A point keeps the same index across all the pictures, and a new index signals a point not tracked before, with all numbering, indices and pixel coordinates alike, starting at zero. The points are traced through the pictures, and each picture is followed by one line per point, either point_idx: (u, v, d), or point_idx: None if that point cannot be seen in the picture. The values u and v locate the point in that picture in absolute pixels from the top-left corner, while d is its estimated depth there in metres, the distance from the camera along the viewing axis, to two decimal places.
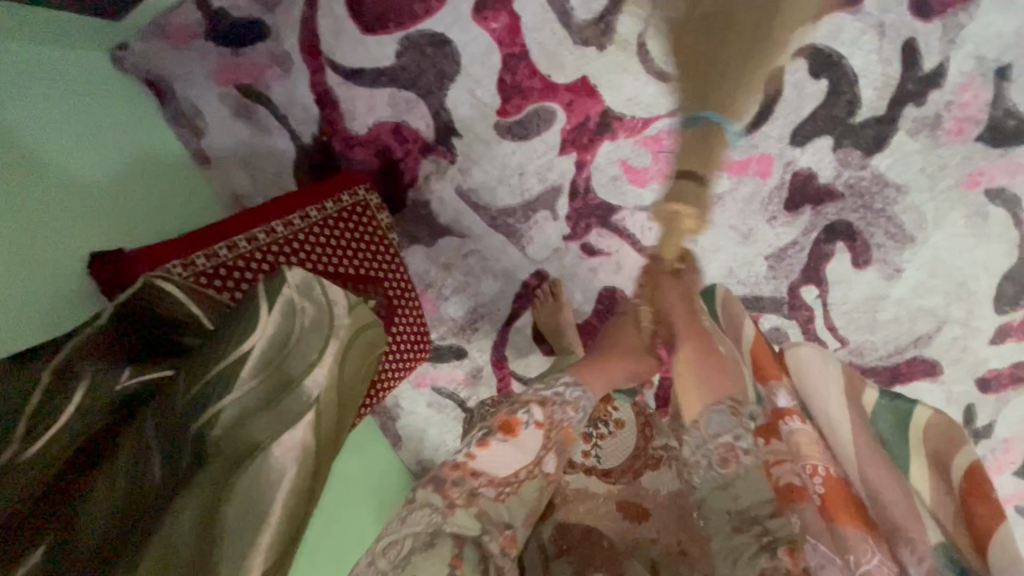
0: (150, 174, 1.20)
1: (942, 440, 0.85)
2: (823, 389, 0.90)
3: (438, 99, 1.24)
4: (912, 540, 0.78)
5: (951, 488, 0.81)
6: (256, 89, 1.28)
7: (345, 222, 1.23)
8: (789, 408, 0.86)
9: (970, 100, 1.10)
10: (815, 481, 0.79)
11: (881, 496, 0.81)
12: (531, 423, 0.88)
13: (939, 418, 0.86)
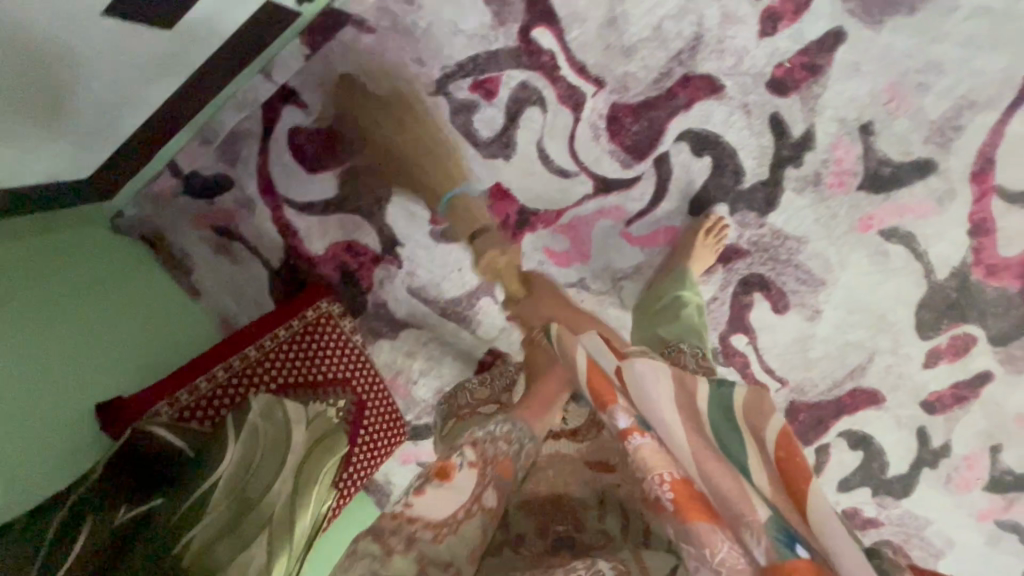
0: (155, 313, 1.40)
1: (751, 412, 0.72)
2: (658, 390, 0.79)
3: (379, 217, 1.43)
4: (752, 521, 0.67)
5: (770, 458, 0.69)
6: (229, 228, 1.49)
7: (311, 335, 1.39)
8: (630, 426, 0.80)
9: (843, 156, 1.21)
10: (666, 487, 0.73)
11: (723, 490, 0.70)
12: (464, 468, 0.89)
13: (750, 394, 0.73)
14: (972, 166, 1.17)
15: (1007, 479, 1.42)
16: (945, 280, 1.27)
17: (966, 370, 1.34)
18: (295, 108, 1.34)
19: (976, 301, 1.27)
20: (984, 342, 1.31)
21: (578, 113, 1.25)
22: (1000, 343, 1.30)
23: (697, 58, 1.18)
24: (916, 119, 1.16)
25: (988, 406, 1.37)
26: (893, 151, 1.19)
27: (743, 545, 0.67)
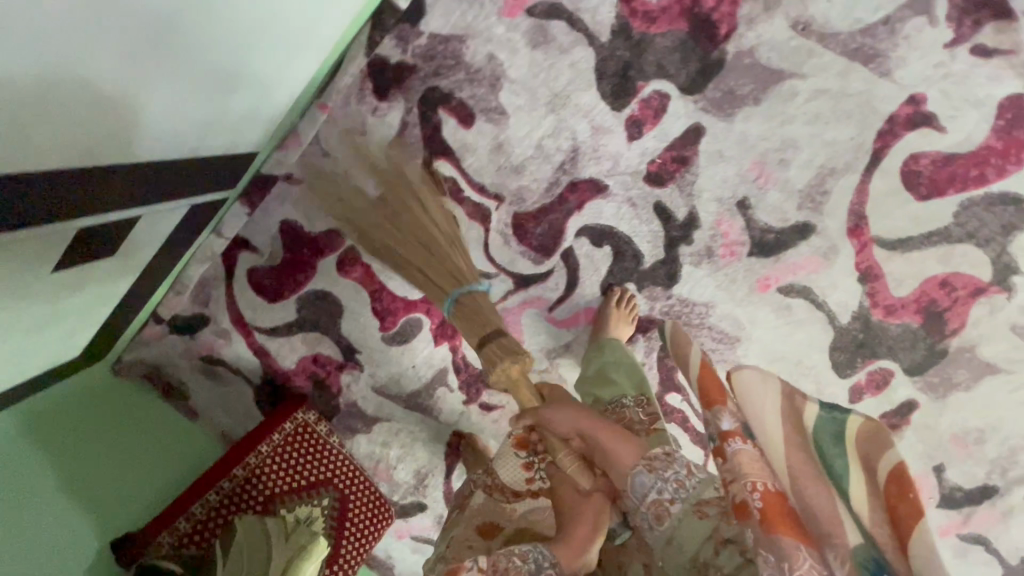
0: (163, 447, 1.58)
1: (873, 447, 0.73)
2: (761, 400, 0.77)
3: (336, 331, 1.60)
4: (839, 543, 0.72)
5: (878, 485, 0.71)
6: (212, 355, 1.67)
7: (291, 445, 1.56)
8: (731, 430, 0.81)
9: (728, 230, 1.32)
10: (756, 497, 0.74)
11: (809, 507, 0.74)
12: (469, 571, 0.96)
13: (867, 423, 0.74)
14: (847, 223, 1.27)
15: (958, 494, 1.47)
16: (850, 323, 1.36)
17: (891, 400, 1.41)
18: (249, 252, 1.54)
19: (883, 338, 1.35)
20: (901, 373, 1.38)
21: (487, 224, 1.41)
22: (916, 373, 1.37)
23: (578, 166, 1.32)
24: (785, 190, 1.27)
25: (922, 430, 1.43)
26: (771, 220, 1.29)
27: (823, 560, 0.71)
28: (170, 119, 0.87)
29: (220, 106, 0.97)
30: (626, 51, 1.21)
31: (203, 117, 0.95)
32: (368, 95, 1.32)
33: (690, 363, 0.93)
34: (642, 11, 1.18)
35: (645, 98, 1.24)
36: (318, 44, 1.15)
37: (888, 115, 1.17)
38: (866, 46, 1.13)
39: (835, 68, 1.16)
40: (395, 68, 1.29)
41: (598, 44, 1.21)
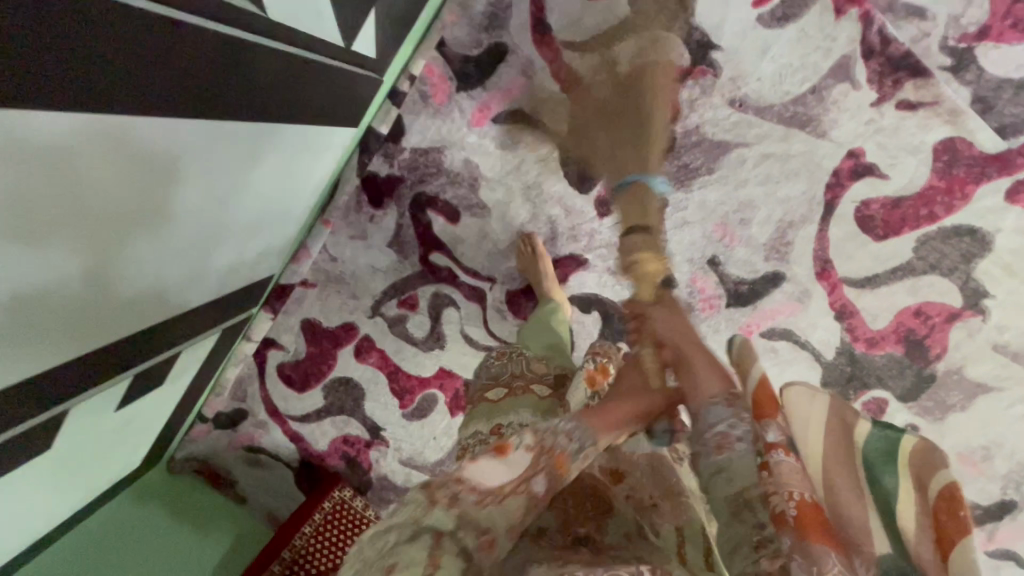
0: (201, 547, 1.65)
1: (923, 470, 0.60)
2: (804, 426, 0.66)
3: (360, 411, 1.73)
4: (866, 550, 0.59)
5: (927, 509, 0.58)
6: (252, 444, 1.82)
7: (332, 523, 1.66)
8: (776, 441, 0.62)
9: (704, 286, 1.41)
10: (792, 505, 0.57)
11: (844, 515, 0.61)
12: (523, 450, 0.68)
13: (920, 445, 0.62)
14: (814, 268, 1.35)
15: (978, 512, 1.46)
16: (836, 358, 1.41)
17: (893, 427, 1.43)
18: (277, 349, 1.71)
19: (870, 368, 1.40)
20: (896, 400, 1.41)
21: (483, 303, 1.54)
22: (910, 399, 1.40)
23: (557, 245, 1.45)
24: (750, 245, 1.36)
25: None
26: (742, 273, 1.38)
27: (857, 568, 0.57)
28: (202, 242, 0.96)
29: (238, 194, 0.97)
30: (585, 142, 1.35)
31: (232, 224, 1.02)
32: (365, 205, 1.50)
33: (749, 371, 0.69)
34: (593, 106, 1.32)
35: (609, 179, 1.37)
36: (322, 149, 1.24)
37: (833, 169, 1.27)
38: (799, 114, 1.24)
39: (775, 135, 1.27)
40: (386, 179, 1.46)
41: (559, 139, 1.36)
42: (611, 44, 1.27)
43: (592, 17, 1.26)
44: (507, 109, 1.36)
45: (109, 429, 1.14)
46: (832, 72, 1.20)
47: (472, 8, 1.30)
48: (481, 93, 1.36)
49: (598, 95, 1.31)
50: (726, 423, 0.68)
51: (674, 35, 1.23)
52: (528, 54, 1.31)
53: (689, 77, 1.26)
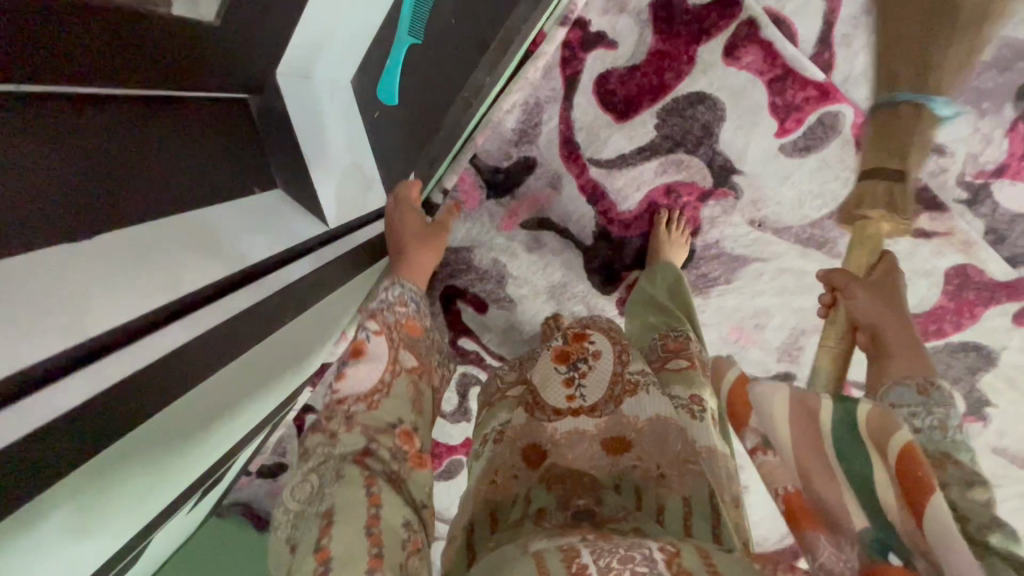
0: None
1: (878, 431, 0.58)
2: (773, 425, 0.63)
3: None
4: (851, 526, 0.60)
5: (888, 461, 0.57)
6: None
7: None
8: (755, 445, 0.67)
9: None
10: (781, 494, 0.63)
11: (825, 500, 0.61)
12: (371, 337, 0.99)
13: (873, 411, 0.59)
14: None
15: None
16: None
17: None
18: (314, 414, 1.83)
19: None
20: None
21: None
22: None
23: None
24: (764, 347, 1.43)
25: None
26: (756, 373, 1.45)
27: (840, 545, 0.60)
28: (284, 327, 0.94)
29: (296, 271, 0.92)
30: (608, 250, 1.42)
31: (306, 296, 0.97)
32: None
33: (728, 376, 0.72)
34: (617, 219, 1.39)
35: (630, 283, 1.44)
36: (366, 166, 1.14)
37: None
38: (816, 236, 1.30)
39: (793, 252, 1.32)
40: None
41: (583, 245, 1.43)
42: (637, 163, 1.32)
43: (619, 137, 1.31)
44: (536, 216, 1.42)
45: (184, 517, 1.28)
46: None
47: (503, 124, 1.34)
48: (510, 201, 1.42)
49: (623, 209, 1.37)
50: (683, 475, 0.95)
51: (697, 159, 1.28)
52: (555, 168, 1.36)
53: (710, 197, 1.31)
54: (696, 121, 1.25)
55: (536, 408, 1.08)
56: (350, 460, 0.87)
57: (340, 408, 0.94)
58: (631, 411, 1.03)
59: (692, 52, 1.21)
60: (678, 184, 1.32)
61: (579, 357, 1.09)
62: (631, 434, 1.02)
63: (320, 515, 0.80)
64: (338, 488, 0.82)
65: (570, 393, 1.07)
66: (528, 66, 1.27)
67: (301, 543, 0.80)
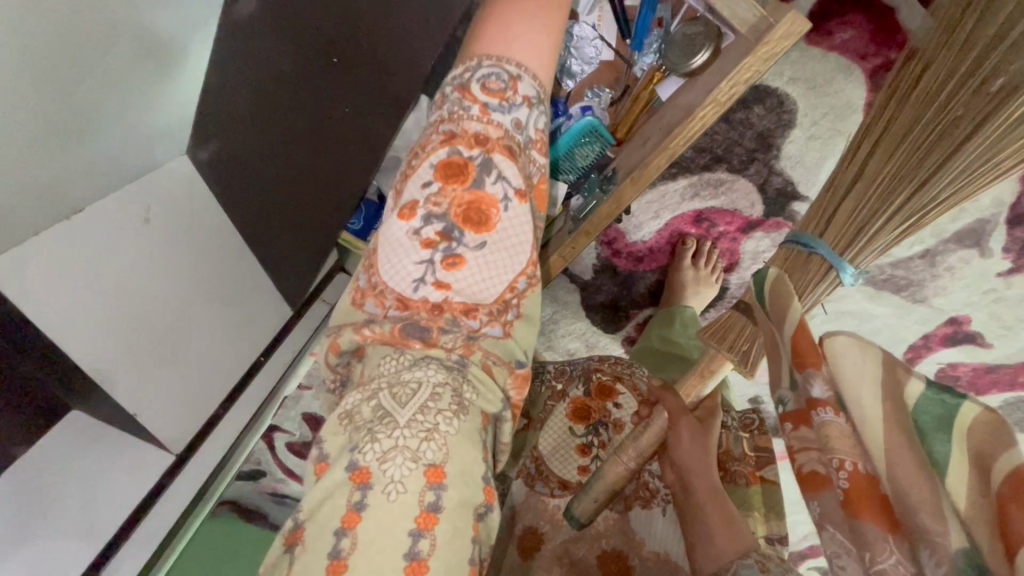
0: None
1: (992, 445, 0.34)
2: (855, 380, 0.40)
3: None
4: (939, 542, 0.34)
5: (987, 490, 0.33)
6: None
7: None
8: (822, 397, 0.41)
9: None
10: (840, 478, 0.39)
11: (905, 496, 0.36)
12: (507, 201, 0.48)
13: (985, 417, 0.35)
14: None
15: None
16: None
17: None
18: None
19: None
20: None
21: None
22: None
23: None
24: None
25: None
26: None
27: (916, 559, 0.36)
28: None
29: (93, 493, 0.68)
30: (614, 287, 1.06)
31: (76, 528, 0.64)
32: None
33: (787, 317, 0.48)
34: (626, 250, 1.02)
35: (642, 320, 1.09)
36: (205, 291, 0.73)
37: (923, 332, 1.02)
38: (897, 277, 0.96)
39: (863, 293, 0.99)
40: None
41: (582, 280, 1.07)
42: (658, 183, 0.92)
43: None
44: None
45: None
46: (958, 236, 0.89)
47: None
48: None
49: (635, 239, 1.00)
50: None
51: (744, 180, 0.89)
52: None
53: (757, 228, 0.94)
54: (749, 129, 0.85)
55: (530, 478, 0.73)
56: (462, 358, 0.48)
57: (458, 321, 0.49)
58: (638, 529, 0.69)
59: None
60: (712, 211, 0.94)
61: (602, 419, 0.76)
62: (634, 561, 0.67)
63: (419, 458, 0.43)
64: (459, 429, 0.45)
65: (582, 464, 0.74)
66: None
67: (383, 477, 0.42)
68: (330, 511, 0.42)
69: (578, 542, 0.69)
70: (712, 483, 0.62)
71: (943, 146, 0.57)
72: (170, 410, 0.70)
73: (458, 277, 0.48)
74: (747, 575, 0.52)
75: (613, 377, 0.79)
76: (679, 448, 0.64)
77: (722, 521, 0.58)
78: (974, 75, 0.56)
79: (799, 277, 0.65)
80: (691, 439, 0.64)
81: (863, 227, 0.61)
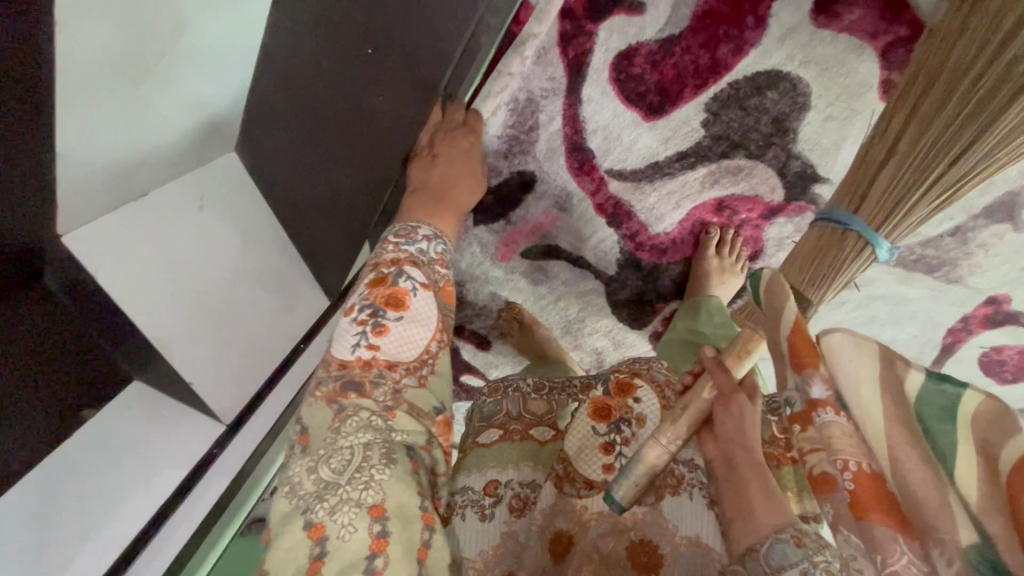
0: None
1: (990, 435, 0.40)
2: (853, 379, 0.45)
3: None
4: (949, 539, 0.39)
5: (995, 479, 0.39)
6: None
7: None
8: (822, 398, 0.46)
9: None
10: (845, 478, 0.43)
11: (912, 489, 0.41)
12: (416, 292, 0.54)
13: (988, 405, 0.40)
14: None
15: None
16: None
17: None
18: None
19: None
20: None
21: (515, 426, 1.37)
22: None
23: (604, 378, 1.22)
24: None
25: None
26: None
27: (928, 556, 0.40)
28: None
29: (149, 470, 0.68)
30: (639, 281, 1.08)
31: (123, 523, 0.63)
32: None
33: (781, 318, 0.51)
34: (649, 244, 1.03)
35: (667, 315, 1.12)
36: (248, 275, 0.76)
37: (962, 314, 0.99)
38: (928, 257, 0.93)
39: (896, 276, 0.97)
40: None
41: (606, 275, 1.09)
42: (677, 172, 0.94)
43: (650, 139, 0.91)
44: (540, 245, 1.08)
45: None
46: (988, 211, 0.86)
47: (485, 134, 0.94)
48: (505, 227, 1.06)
49: (657, 231, 1.02)
50: (800, 573, 0.46)
51: (763, 164, 0.90)
52: (562, 183, 0.98)
53: (779, 214, 0.95)
54: (764, 114, 0.86)
55: (558, 479, 0.72)
56: (389, 416, 0.49)
57: (383, 374, 0.51)
58: (671, 516, 0.66)
59: (763, 10, 0.80)
60: (733, 198, 0.95)
61: (623, 417, 0.71)
62: (666, 548, 0.65)
63: (361, 502, 0.44)
64: (384, 479, 0.45)
65: (606, 463, 0.70)
66: (511, 54, 0.84)
67: (334, 529, 0.43)
68: (293, 553, 0.42)
69: (606, 537, 0.67)
70: (754, 457, 0.56)
71: (979, 119, 0.59)
72: (205, 372, 0.70)
73: (387, 338, 0.51)
74: (780, 551, 0.48)
75: (630, 374, 0.74)
76: (725, 421, 0.60)
77: (762, 493, 0.53)
78: (1003, 51, 0.57)
79: (834, 253, 0.66)
80: (739, 413, 0.60)
81: (901, 202, 0.63)
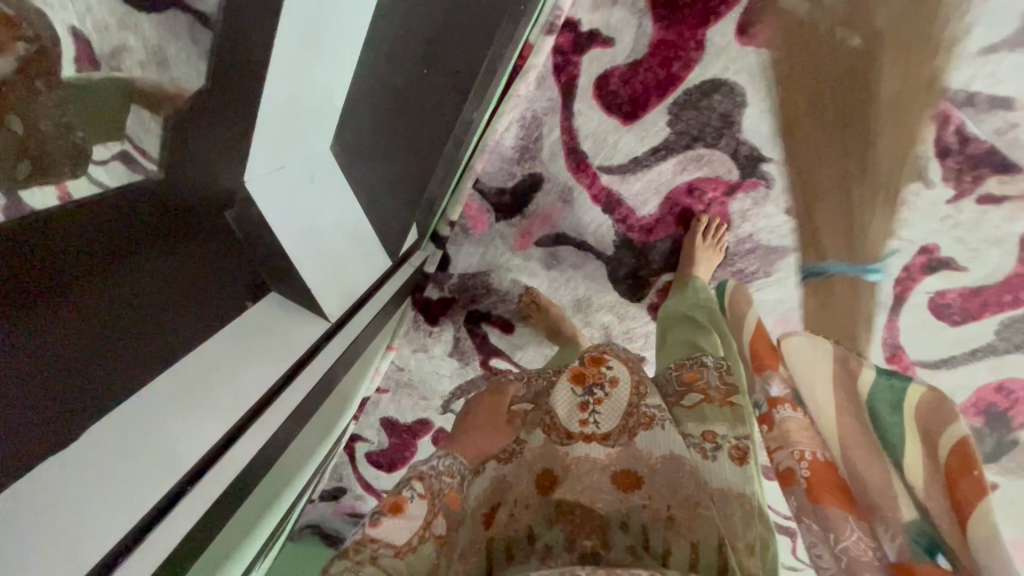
0: None
1: (931, 429, 0.57)
2: (816, 385, 0.65)
3: None
4: (890, 516, 0.58)
5: (937, 465, 0.56)
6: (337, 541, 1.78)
7: None
8: (788, 408, 0.61)
9: None
10: (804, 467, 0.60)
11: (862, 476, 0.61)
12: (414, 498, 0.71)
13: (924, 398, 0.59)
14: (885, 354, 1.29)
15: None
16: None
17: None
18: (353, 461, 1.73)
19: None
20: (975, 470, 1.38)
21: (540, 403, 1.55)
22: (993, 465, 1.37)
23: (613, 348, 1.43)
24: None
25: None
26: None
27: (879, 529, 0.57)
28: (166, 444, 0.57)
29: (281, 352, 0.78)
30: (633, 259, 1.31)
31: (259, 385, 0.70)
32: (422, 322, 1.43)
33: None
34: (638, 225, 1.27)
35: (662, 285, 1.32)
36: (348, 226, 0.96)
37: (903, 265, 1.20)
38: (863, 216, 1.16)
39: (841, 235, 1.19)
40: (438, 301, 1.41)
41: (606, 256, 1.32)
42: (653, 165, 1.20)
43: (629, 139, 1.19)
44: (552, 233, 1.31)
45: None
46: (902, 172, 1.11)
47: (502, 144, 1.23)
48: (521, 220, 1.31)
49: (643, 214, 1.26)
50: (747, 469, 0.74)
51: (718, 151, 1.16)
52: (564, 180, 1.25)
53: (738, 190, 1.19)
54: (713, 112, 1.13)
55: (546, 428, 0.84)
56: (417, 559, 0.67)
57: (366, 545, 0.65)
58: (645, 446, 0.80)
59: (700, 36, 1.09)
60: (700, 180, 1.20)
61: (596, 382, 0.87)
62: (644, 471, 0.78)
63: None
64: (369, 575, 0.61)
65: (582, 418, 0.84)
66: (518, 82, 1.16)
67: None
68: None
69: (590, 472, 0.80)
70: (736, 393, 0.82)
71: None
72: (333, 295, 0.91)
73: (386, 529, 0.66)
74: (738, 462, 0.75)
75: (600, 351, 0.91)
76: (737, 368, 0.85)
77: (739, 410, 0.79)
78: None
79: None
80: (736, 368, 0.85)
81: None
